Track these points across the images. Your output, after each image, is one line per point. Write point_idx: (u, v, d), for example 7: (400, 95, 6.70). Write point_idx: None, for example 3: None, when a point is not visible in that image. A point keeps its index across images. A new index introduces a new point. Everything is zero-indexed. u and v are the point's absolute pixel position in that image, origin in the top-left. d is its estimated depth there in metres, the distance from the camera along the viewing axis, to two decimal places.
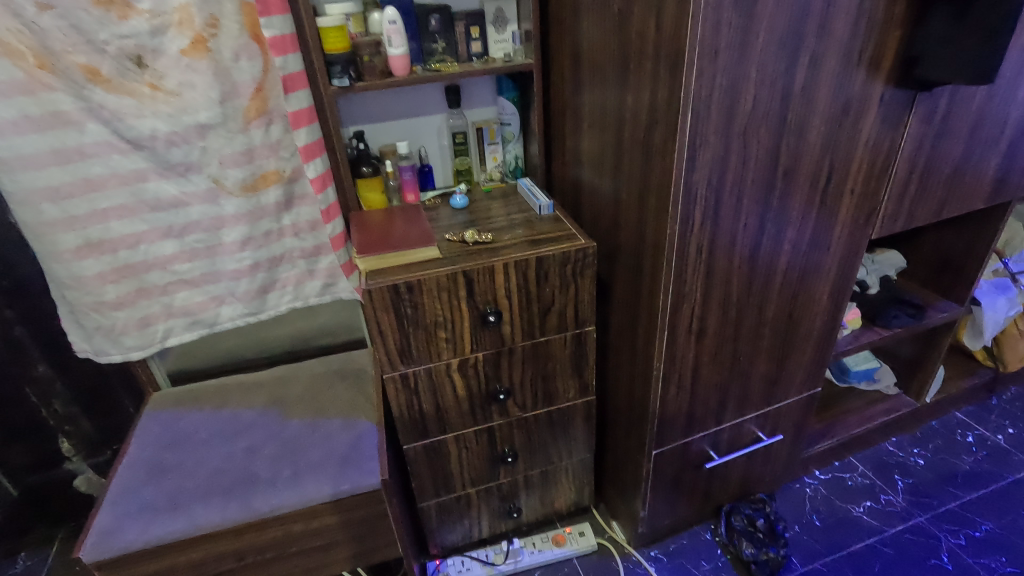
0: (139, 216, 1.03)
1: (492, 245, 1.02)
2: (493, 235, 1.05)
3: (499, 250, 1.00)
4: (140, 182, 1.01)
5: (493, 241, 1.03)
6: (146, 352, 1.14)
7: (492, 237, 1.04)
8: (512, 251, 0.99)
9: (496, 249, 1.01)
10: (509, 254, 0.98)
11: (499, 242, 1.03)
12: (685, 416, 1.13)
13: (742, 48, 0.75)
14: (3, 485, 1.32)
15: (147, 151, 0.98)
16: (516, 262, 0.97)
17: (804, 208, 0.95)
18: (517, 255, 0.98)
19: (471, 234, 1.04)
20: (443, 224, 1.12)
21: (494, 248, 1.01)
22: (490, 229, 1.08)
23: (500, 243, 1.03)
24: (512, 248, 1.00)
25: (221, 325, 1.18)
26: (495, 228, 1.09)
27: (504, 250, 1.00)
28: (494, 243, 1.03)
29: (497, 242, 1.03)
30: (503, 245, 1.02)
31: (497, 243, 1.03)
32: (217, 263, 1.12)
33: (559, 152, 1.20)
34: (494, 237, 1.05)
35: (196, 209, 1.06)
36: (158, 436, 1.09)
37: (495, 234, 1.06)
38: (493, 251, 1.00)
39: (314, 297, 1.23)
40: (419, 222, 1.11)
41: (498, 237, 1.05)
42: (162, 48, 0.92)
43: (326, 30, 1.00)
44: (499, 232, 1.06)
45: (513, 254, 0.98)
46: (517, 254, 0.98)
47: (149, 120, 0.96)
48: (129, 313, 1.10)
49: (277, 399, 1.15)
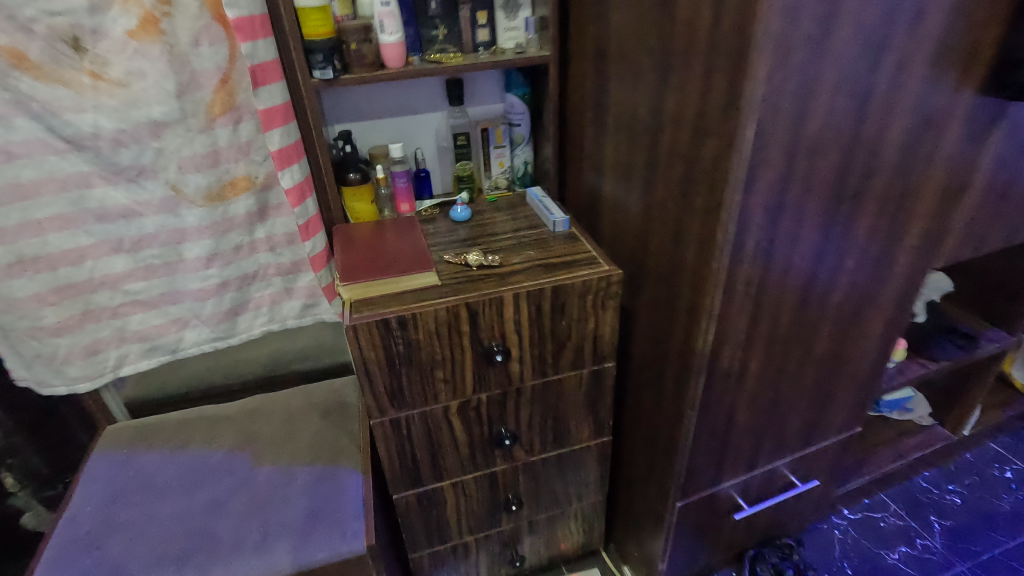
0: (82, 228, 0.88)
1: (499, 269, 0.88)
2: (501, 258, 0.90)
3: (508, 277, 0.86)
4: (83, 188, 0.85)
5: (501, 265, 0.89)
6: (96, 382, 0.99)
7: (500, 260, 0.89)
8: (524, 279, 0.85)
9: (505, 275, 0.86)
10: (520, 283, 0.84)
11: (508, 266, 0.89)
12: (715, 464, 0.99)
13: (820, 45, 0.60)
14: None
15: (90, 152, 0.82)
16: (528, 293, 0.83)
17: (867, 236, 0.81)
18: (530, 284, 0.83)
19: (476, 257, 0.89)
20: (442, 242, 0.97)
21: (503, 274, 0.87)
22: (498, 250, 0.93)
23: (509, 267, 0.88)
24: (523, 274, 0.86)
25: (184, 351, 1.03)
26: (502, 247, 0.94)
27: (514, 277, 0.86)
28: (502, 267, 0.88)
29: (506, 266, 0.89)
30: (512, 270, 0.87)
31: (505, 267, 0.88)
32: (178, 282, 0.97)
33: (575, 158, 1.05)
34: (502, 259, 0.90)
35: (151, 221, 0.90)
36: (109, 482, 0.94)
37: (503, 255, 0.91)
38: (502, 278, 0.86)
39: (293, 319, 1.07)
40: (415, 236, 0.96)
41: (506, 260, 0.90)
42: (103, 28, 0.76)
43: (306, 11, 0.82)
44: (508, 253, 0.92)
45: (526, 283, 0.84)
46: (529, 284, 0.84)
47: (90, 116, 0.80)
48: (74, 339, 0.94)
49: (248, 437, 1.00)
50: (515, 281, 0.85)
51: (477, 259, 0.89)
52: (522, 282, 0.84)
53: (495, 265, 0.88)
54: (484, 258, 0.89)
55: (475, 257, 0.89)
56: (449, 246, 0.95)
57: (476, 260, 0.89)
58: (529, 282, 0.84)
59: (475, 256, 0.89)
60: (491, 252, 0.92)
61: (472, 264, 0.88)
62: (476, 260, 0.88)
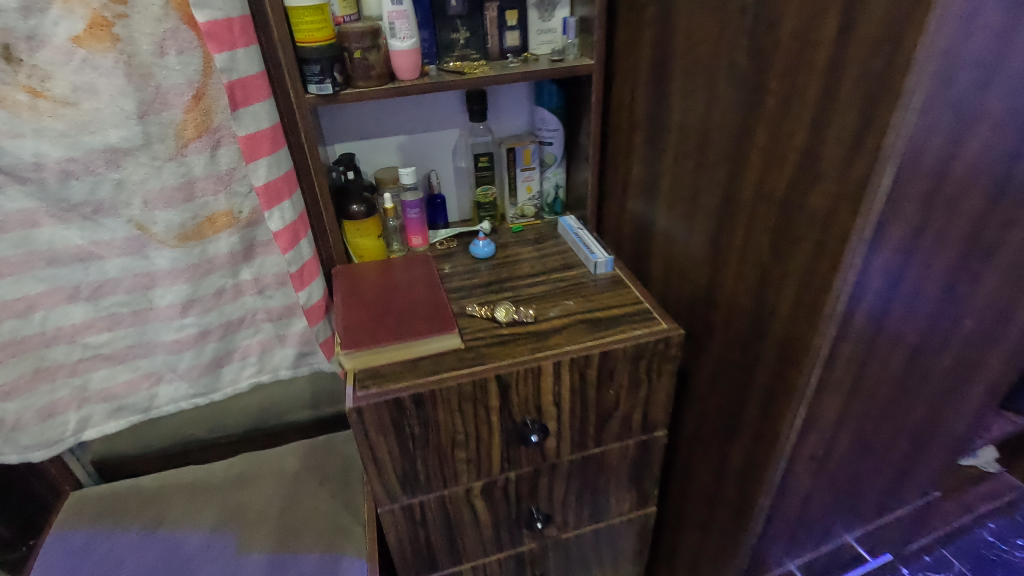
0: (29, 273, 0.72)
1: (533, 324, 0.73)
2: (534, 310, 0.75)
3: (545, 337, 0.71)
4: (27, 227, 0.69)
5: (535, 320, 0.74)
6: (53, 450, 0.84)
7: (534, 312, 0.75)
8: (565, 339, 0.70)
9: (541, 333, 0.71)
10: (560, 344, 0.70)
11: (543, 319, 0.74)
12: (782, 547, 0.84)
13: (990, 67, 0.45)
14: None
15: (34, 184, 0.67)
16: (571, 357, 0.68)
17: (992, 294, 0.66)
18: (573, 348, 0.69)
19: (506, 312, 0.74)
20: (463, 287, 0.81)
21: (538, 331, 0.72)
22: (530, 300, 0.78)
23: (545, 322, 0.74)
24: (563, 334, 0.72)
25: (159, 409, 0.88)
26: (534, 292, 0.80)
27: (552, 335, 0.71)
28: (536, 321, 0.73)
29: (540, 320, 0.74)
30: (549, 326, 0.73)
31: (539, 322, 0.74)
32: (149, 333, 0.82)
33: (618, 185, 0.89)
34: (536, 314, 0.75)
35: (113, 264, 0.75)
36: (69, 566, 0.81)
37: (536, 305, 0.77)
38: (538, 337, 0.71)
39: (286, 368, 0.93)
40: (430, 280, 0.81)
41: (541, 312, 0.75)
42: (42, 34, 0.60)
43: (299, 11, 0.66)
44: (542, 302, 0.77)
45: (567, 346, 0.69)
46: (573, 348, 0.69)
47: (30, 142, 0.64)
48: (24, 402, 0.79)
49: (233, 514, 0.86)
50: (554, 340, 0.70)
51: (508, 313, 0.74)
52: (562, 343, 0.70)
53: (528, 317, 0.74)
54: (516, 311, 0.74)
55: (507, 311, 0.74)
56: (471, 292, 0.80)
57: (508, 314, 0.74)
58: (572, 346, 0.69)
59: (506, 308, 0.74)
60: (523, 303, 0.77)
61: (503, 319, 0.73)
62: (507, 314, 0.73)
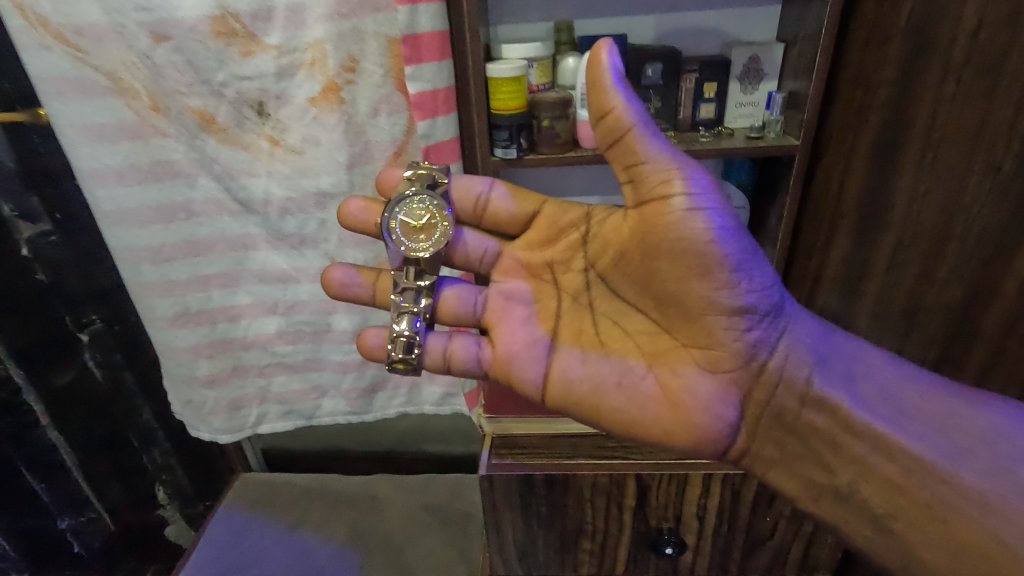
0: (242, 287, 0.84)
1: (701, 231, 0.49)
2: (578, 245, 0.59)
3: (721, 279, 0.50)
4: (249, 249, 0.82)
5: (617, 244, 0.56)
6: (235, 436, 0.96)
7: (616, 223, 0.55)
8: (668, 342, 0.54)
9: (668, 298, 0.53)
10: (710, 354, 0.53)
11: (574, 296, 0.59)
12: None
13: None
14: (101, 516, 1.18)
15: (258, 216, 0.79)
16: (620, 421, 0.54)
17: None
18: (769, 378, 0.54)
19: (408, 296, 0.60)
20: (419, 176, 0.60)
21: (703, 260, 0.50)
22: (523, 191, 0.62)
23: (611, 297, 0.57)
24: (629, 320, 0.56)
25: (319, 419, 0.97)
26: (505, 222, 0.62)
27: (696, 299, 0.51)
28: (636, 216, 0.52)
29: (607, 289, 0.57)
30: (749, 235, 0.51)
31: (594, 297, 0.58)
32: (322, 350, 0.91)
33: (805, 277, 0.78)
34: (548, 267, 0.60)
35: (306, 288, 0.85)
36: (226, 547, 0.90)
37: (599, 242, 0.57)
38: (699, 281, 0.51)
39: (429, 405, 0.96)
40: (479, 184, 0.61)
41: (519, 303, 0.60)
42: (287, 94, 0.70)
43: (497, 82, 0.69)
44: (626, 148, 0.48)
45: (690, 349, 0.53)
46: (746, 313, 0.51)
47: (263, 181, 0.76)
48: (221, 393, 0.92)
49: (361, 533, 0.91)
50: (712, 301, 0.51)
51: (406, 290, 0.60)
52: (684, 358, 0.53)
53: (687, 203, 0.49)
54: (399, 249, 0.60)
55: (424, 269, 0.60)
56: (442, 202, 0.60)
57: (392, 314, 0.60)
58: (764, 427, 0.55)
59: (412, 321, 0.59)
60: (556, 211, 0.60)
61: (388, 333, 0.59)
62: (413, 328, 0.59)
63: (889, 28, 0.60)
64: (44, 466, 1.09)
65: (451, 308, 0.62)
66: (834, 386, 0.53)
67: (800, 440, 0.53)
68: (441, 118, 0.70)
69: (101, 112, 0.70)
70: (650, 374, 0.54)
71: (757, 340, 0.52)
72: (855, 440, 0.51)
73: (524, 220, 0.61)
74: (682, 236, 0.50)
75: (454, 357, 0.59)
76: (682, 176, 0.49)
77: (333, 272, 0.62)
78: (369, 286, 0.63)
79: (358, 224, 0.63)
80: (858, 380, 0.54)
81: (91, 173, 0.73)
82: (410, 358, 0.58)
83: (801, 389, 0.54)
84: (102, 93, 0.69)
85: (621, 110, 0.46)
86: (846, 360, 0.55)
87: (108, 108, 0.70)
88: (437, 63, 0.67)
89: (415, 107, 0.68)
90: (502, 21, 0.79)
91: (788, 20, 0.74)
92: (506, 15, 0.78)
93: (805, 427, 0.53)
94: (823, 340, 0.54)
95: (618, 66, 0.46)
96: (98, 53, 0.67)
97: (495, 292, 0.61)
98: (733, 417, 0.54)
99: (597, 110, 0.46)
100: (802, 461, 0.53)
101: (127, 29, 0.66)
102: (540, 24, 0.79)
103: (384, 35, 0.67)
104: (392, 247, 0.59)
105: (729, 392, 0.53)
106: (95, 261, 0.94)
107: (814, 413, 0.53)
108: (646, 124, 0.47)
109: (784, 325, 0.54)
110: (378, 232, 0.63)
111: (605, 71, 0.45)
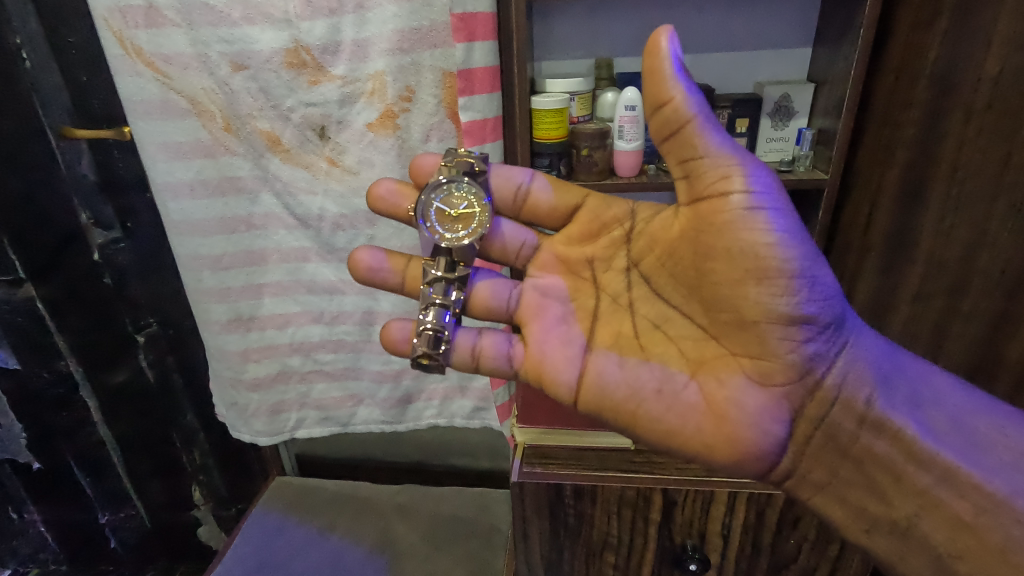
0: (292, 297, 0.90)
1: (761, 232, 0.48)
2: (621, 243, 0.58)
3: (781, 285, 0.49)
4: (300, 261, 0.87)
5: (665, 243, 0.54)
6: (274, 439, 1.01)
7: (665, 221, 0.54)
8: (714, 350, 0.53)
9: (719, 302, 0.51)
10: (763, 365, 0.51)
11: (614, 296, 0.57)
12: None
13: None
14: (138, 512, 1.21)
15: (312, 230, 0.85)
16: (659, 430, 0.53)
17: None
18: (824, 396, 0.52)
19: (439, 287, 0.59)
20: (457, 163, 0.58)
21: (762, 263, 0.49)
22: (564, 183, 0.60)
23: (654, 301, 0.56)
24: (672, 324, 0.55)
25: (354, 427, 1.01)
26: (544, 214, 0.60)
27: (750, 304, 0.50)
28: (688, 214, 0.51)
29: (651, 291, 0.56)
30: (812, 240, 0.50)
31: (634, 298, 0.57)
32: (362, 360, 0.95)
33: None
34: (588, 264, 0.59)
35: (351, 299, 0.90)
36: (261, 546, 0.94)
37: (645, 240, 0.56)
38: (756, 285, 0.49)
39: (460, 418, 0.99)
40: (520, 174, 0.60)
41: (555, 302, 0.58)
42: (348, 119, 0.77)
43: (541, 113, 0.75)
44: (685, 140, 0.47)
45: (739, 359, 0.52)
46: (804, 323, 0.50)
47: (320, 198, 0.82)
48: (264, 396, 0.97)
49: (389, 540, 0.94)
50: (769, 308, 0.50)
51: (438, 281, 0.59)
52: (732, 367, 0.52)
53: (746, 201, 0.48)
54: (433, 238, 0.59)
55: (458, 260, 0.60)
56: (481, 190, 0.58)
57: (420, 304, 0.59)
58: (816, 448, 0.53)
59: (441, 313, 0.58)
60: (599, 205, 0.58)
61: (415, 325, 0.59)
62: (442, 322, 0.58)
63: (917, 70, 0.65)
64: (93, 459, 1.14)
65: (483, 300, 0.60)
66: (898, 410, 0.52)
67: (853, 464, 0.52)
68: (489, 143, 0.76)
69: (180, 131, 0.77)
70: (694, 384, 0.53)
71: (814, 353, 0.51)
72: (919, 470, 0.50)
73: (565, 215, 0.60)
74: (741, 236, 0.49)
75: (482, 353, 0.58)
76: (740, 173, 0.48)
77: (360, 255, 0.60)
78: (397, 273, 0.61)
79: (388, 207, 0.61)
80: (924, 406, 0.53)
81: (166, 186, 0.80)
82: (437, 353, 0.58)
83: (860, 411, 0.52)
84: (182, 114, 0.76)
85: (680, 101, 0.45)
86: (912, 384, 0.54)
87: (187, 128, 0.77)
88: (487, 95, 0.73)
89: (466, 134, 0.74)
90: (546, 58, 0.84)
91: (818, 62, 0.78)
92: (550, 52, 0.84)
93: (864, 451, 0.52)
94: (885, 359, 0.54)
95: (679, 54, 0.45)
96: (182, 78, 0.74)
97: (530, 288, 0.59)
98: (782, 434, 0.52)
99: (656, 99, 0.46)
100: (854, 488, 0.52)
101: (210, 58, 0.73)
102: (581, 60, 0.84)
103: (439, 68, 0.73)
104: (426, 235, 0.59)
105: (779, 407, 0.52)
106: (154, 266, 1.01)
107: (875, 437, 0.52)
108: (706, 117, 0.47)
109: (844, 341, 0.52)
110: (407, 217, 0.61)
111: (664, 54, 0.44)
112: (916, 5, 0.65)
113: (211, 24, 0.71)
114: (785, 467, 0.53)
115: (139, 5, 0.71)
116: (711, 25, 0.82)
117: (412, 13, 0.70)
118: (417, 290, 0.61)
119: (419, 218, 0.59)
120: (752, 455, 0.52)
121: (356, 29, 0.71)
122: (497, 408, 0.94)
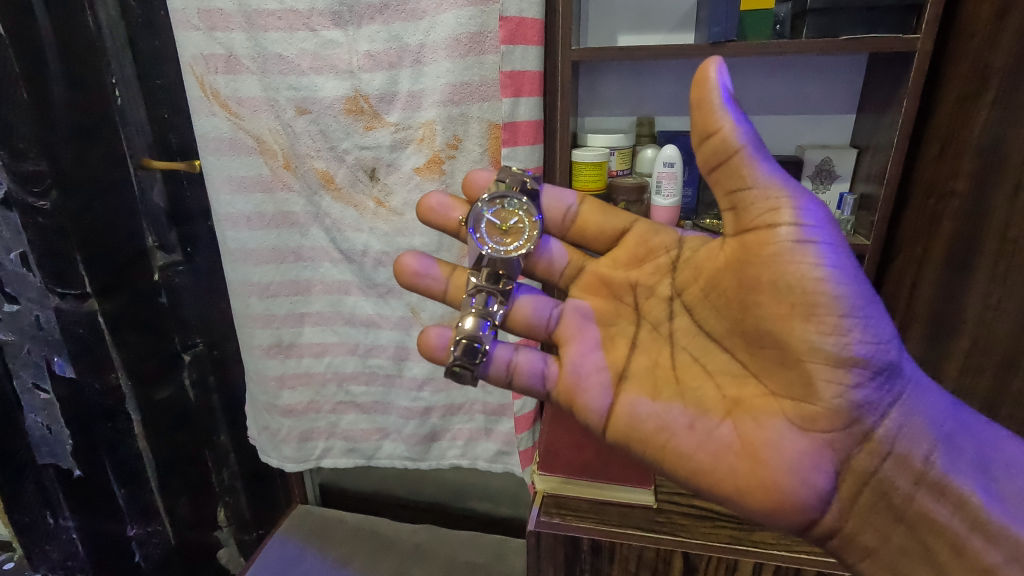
0: (332, 328, 0.93)
1: (810, 266, 0.48)
2: (666, 270, 0.58)
3: (829, 323, 0.48)
4: (341, 294, 0.91)
5: (709, 274, 0.54)
6: (300, 466, 1.02)
7: (712, 251, 0.54)
8: (754, 389, 0.52)
9: (762, 337, 0.51)
10: (806, 410, 0.49)
11: (655, 324, 0.58)
12: None
13: None
14: (164, 530, 1.20)
15: (355, 265, 0.89)
16: (687, 468, 0.51)
17: None
18: (876, 447, 0.50)
19: (480, 297, 0.60)
20: (511, 178, 0.60)
21: (810, 298, 0.48)
22: (614, 208, 0.61)
23: (696, 333, 0.56)
24: (711, 359, 0.54)
25: (378, 460, 1.02)
26: (592, 236, 0.62)
27: (796, 341, 0.49)
28: (734, 245, 0.51)
29: (693, 323, 0.56)
30: (867, 280, 0.49)
31: (675, 329, 0.57)
32: (391, 395, 0.97)
33: None
34: (632, 289, 0.59)
35: (385, 333, 0.93)
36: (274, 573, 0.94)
37: (690, 269, 0.56)
38: (802, 322, 0.48)
39: (483, 461, 0.99)
40: (568, 197, 0.62)
41: (593, 326, 0.59)
42: (397, 163, 0.82)
43: (581, 166, 0.78)
44: (732, 170, 0.47)
45: (781, 400, 0.50)
46: (854, 366, 0.49)
47: (365, 235, 0.86)
48: (296, 423, 0.99)
49: None
50: (815, 346, 0.48)
51: (479, 291, 0.60)
52: (773, 409, 0.50)
53: (794, 233, 0.48)
54: (482, 248, 0.60)
55: (501, 272, 0.61)
56: (533, 208, 0.60)
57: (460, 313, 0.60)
58: (864, 506, 0.50)
59: (480, 322, 0.58)
60: (647, 230, 0.59)
61: (453, 334, 0.58)
62: (478, 334, 0.57)
63: (963, 141, 0.67)
64: (130, 473, 1.13)
65: (523, 316, 0.61)
66: (962, 471, 0.50)
67: (906, 529, 0.49)
68: None
69: (244, 166, 0.83)
70: (727, 424, 0.51)
71: (865, 400, 0.49)
72: (987, 546, 0.47)
73: (614, 238, 0.61)
74: (788, 268, 0.48)
75: (518, 371, 0.58)
76: (790, 204, 0.48)
77: (407, 260, 0.63)
78: (443, 279, 0.63)
79: (438, 219, 0.63)
80: (994, 471, 0.50)
81: (226, 216, 0.86)
82: (471, 364, 0.57)
83: (917, 469, 0.50)
84: (248, 151, 0.82)
85: (728, 130, 0.46)
86: (981, 446, 0.51)
87: (251, 164, 0.83)
88: (530, 146, 0.76)
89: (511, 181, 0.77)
90: (590, 113, 0.88)
91: (863, 128, 0.78)
92: (593, 109, 0.88)
93: (918, 514, 0.49)
94: (943, 414, 0.51)
95: (727, 85, 0.46)
96: (253, 120, 0.81)
97: (571, 309, 0.60)
98: (824, 487, 0.49)
99: (704, 127, 0.47)
100: (909, 558, 0.49)
101: (278, 102, 0.80)
102: (623, 117, 0.87)
103: (487, 120, 0.77)
104: (475, 245, 0.60)
105: (822, 456, 0.49)
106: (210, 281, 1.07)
107: (934, 500, 0.49)
108: (755, 147, 0.47)
109: (901, 392, 0.50)
110: (456, 229, 0.63)
111: (713, 85, 0.46)
112: (961, 80, 0.66)
113: (282, 72, 0.78)
114: (829, 522, 0.50)
115: (221, 54, 0.78)
116: (755, 89, 0.84)
117: (465, 69, 0.74)
118: (459, 299, 0.63)
119: (471, 227, 0.60)
120: (792, 506, 0.49)
121: (412, 81, 0.77)
122: (520, 453, 0.94)
